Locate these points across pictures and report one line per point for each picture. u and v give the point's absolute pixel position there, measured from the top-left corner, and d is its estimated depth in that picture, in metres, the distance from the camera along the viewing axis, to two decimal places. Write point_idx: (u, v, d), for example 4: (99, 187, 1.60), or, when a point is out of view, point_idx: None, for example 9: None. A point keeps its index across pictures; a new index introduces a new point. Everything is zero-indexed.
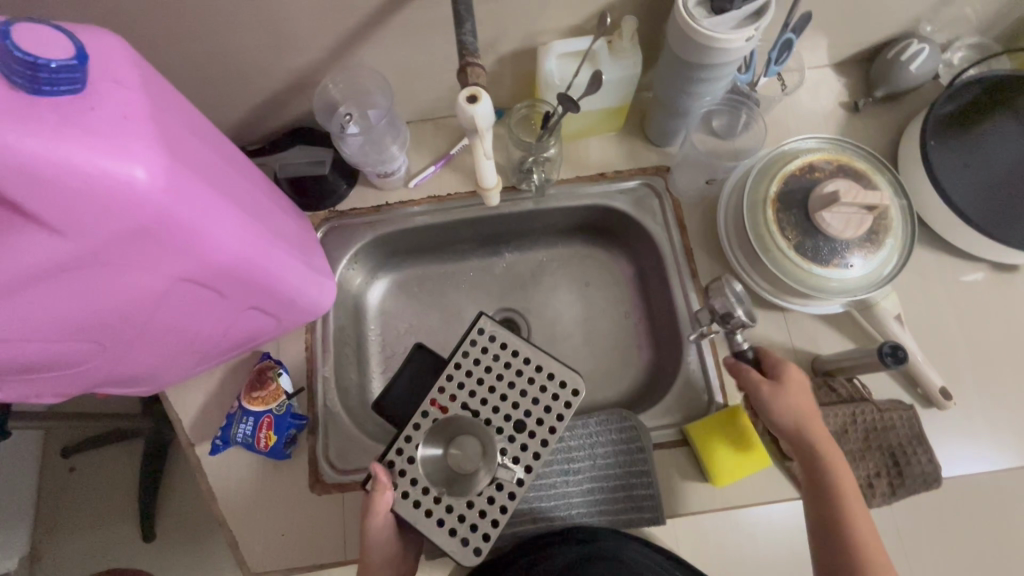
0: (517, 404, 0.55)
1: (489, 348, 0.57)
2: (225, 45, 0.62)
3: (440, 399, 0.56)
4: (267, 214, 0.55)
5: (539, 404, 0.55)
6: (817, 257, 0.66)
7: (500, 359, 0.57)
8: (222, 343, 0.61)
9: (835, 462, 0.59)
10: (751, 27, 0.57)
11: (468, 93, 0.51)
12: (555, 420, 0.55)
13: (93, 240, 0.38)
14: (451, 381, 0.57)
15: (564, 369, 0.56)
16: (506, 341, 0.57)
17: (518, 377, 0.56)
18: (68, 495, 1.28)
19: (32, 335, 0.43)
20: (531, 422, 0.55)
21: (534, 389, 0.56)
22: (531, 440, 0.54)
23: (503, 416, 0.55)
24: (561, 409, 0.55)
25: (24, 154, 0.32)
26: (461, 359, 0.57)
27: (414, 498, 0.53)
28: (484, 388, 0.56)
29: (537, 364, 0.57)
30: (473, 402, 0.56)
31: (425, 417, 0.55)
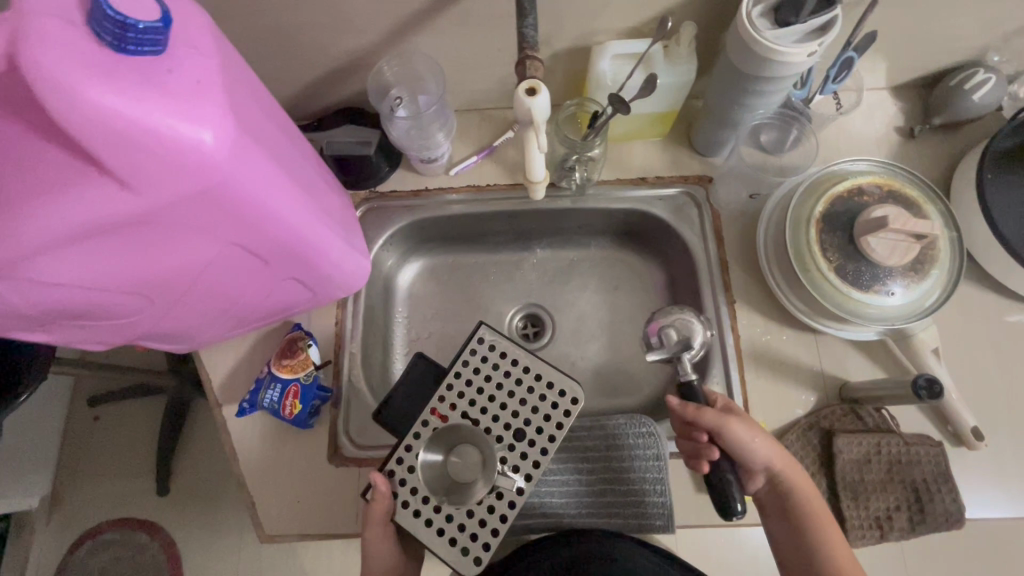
0: (517, 412, 0.56)
1: (489, 357, 0.58)
2: (289, 21, 0.63)
3: (439, 408, 0.57)
4: (317, 190, 0.57)
5: (539, 413, 0.56)
6: (857, 282, 0.64)
7: (500, 368, 0.58)
8: (257, 311, 0.63)
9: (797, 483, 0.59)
10: (815, 42, 0.56)
11: (528, 86, 0.53)
12: (555, 428, 0.56)
13: (158, 200, 0.39)
14: (451, 390, 0.58)
15: (563, 378, 0.57)
16: (505, 350, 0.59)
17: (518, 386, 0.57)
18: (92, 443, 1.33)
19: (92, 286, 0.45)
20: (531, 430, 0.56)
21: (534, 399, 0.57)
22: (531, 449, 0.55)
23: (504, 425, 0.56)
24: (562, 417, 0.56)
25: (107, 112, 0.34)
26: (462, 368, 0.58)
27: (415, 508, 0.54)
28: (484, 397, 0.57)
29: (537, 373, 0.58)
30: (474, 411, 0.57)
31: (425, 426, 0.56)
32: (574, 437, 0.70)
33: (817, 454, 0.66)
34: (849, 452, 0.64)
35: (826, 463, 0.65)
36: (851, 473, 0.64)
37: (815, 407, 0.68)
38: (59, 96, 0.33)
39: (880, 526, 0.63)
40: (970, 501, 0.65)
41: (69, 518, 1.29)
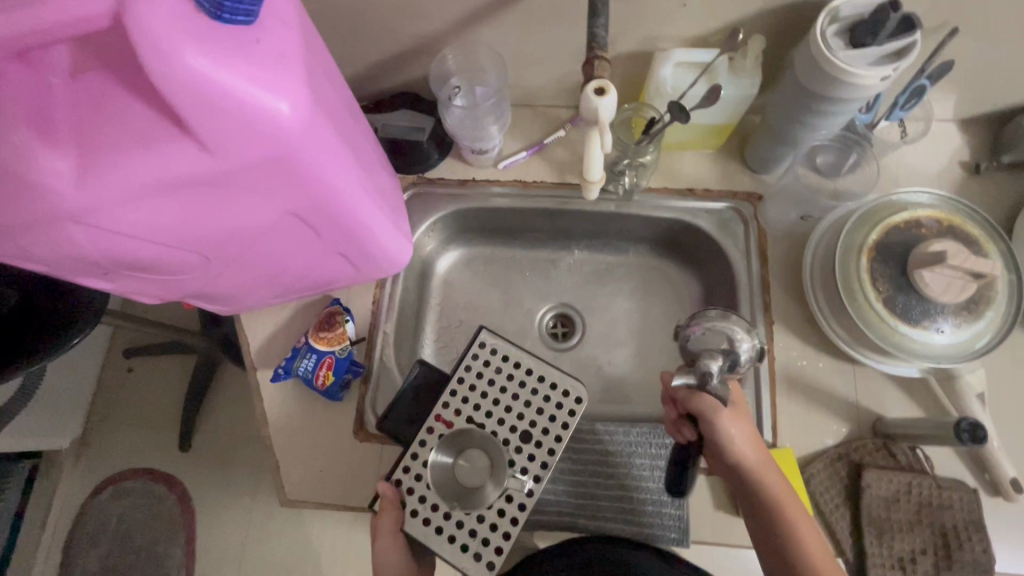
0: (522, 414, 0.58)
1: (491, 361, 0.59)
2: (360, 3, 0.65)
3: (444, 415, 0.57)
4: (373, 169, 0.58)
5: (544, 414, 0.58)
6: (906, 315, 0.63)
7: (502, 372, 0.59)
8: (302, 281, 0.65)
9: (771, 486, 0.57)
10: (889, 66, 0.55)
11: (596, 86, 0.53)
12: (560, 427, 0.57)
13: (233, 164, 0.41)
14: (455, 397, 0.58)
15: (566, 379, 0.58)
16: (506, 354, 0.59)
17: (523, 389, 0.58)
18: (123, 393, 1.39)
19: (157, 238, 0.47)
20: (537, 431, 0.57)
21: (539, 400, 0.58)
22: (538, 450, 0.56)
23: (510, 428, 0.57)
24: (567, 416, 0.57)
25: (200, 73, 0.35)
26: (464, 374, 0.59)
27: (424, 516, 0.54)
28: (489, 402, 0.58)
29: (541, 374, 0.59)
30: (479, 415, 0.58)
31: (431, 433, 0.57)
32: (597, 439, 0.69)
33: (842, 485, 0.65)
34: (877, 487, 0.63)
35: (851, 496, 0.64)
36: (877, 510, 0.63)
37: (846, 439, 0.67)
38: (157, 55, 0.34)
39: (902, 568, 0.61)
40: (1000, 553, 0.62)
41: (95, 461, 1.35)
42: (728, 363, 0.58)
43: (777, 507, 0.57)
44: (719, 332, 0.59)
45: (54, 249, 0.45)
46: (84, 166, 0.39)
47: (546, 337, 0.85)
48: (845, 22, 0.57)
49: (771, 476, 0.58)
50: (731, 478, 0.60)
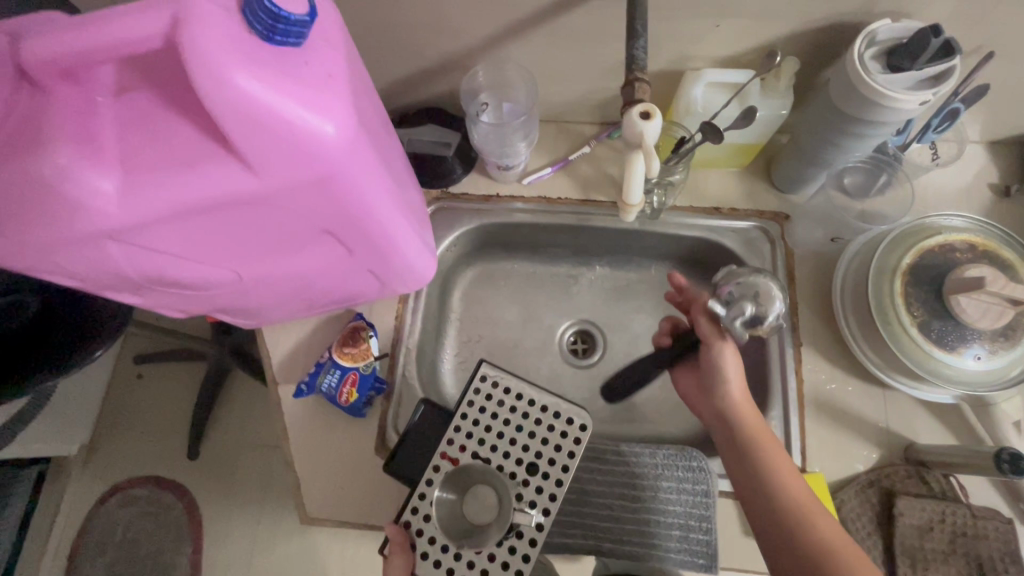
0: (527, 446, 0.54)
1: (493, 394, 0.56)
2: (394, 19, 0.65)
3: (449, 451, 0.54)
4: (404, 184, 0.57)
5: (549, 445, 0.54)
6: (941, 341, 0.62)
7: (505, 405, 0.56)
8: (327, 295, 0.64)
9: (761, 433, 0.57)
10: (928, 91, 0.55)
11: (641, 109, 0.50)
12: (568, 457, 0.53)
13: (278, 184, 0.40)
14: (458, 432, 0.55)
15: (570, 407, 0.55)
16: (508, 385, 0.56)
17: (525, 420, 0.55)
18: (133, 399, 1.39)
19: (191, 254, 0.46)
20: (544, 463, 0.53)
21: (543, 431, 0.55)
22: (545, 482, 0.52)
23: (515, 460, 0.53)
24: (573, 445, 0.54)
25: (251, 94, 0.35)
26: (468, 409, 0.56)
27: (434, 558, 0.50)
28: (493, 435, 0.55)
29: (542, 404, 0.55)
30: (484, 450, 0.54)
31: (436, 471, 0.53)
32: (623, 461, 0.68)
33: (874, 512, 0.63)
34: (911, 516, 0.62)
35: (884, 524, 0.63)
36: (911, 539, 0.61)
37: (877, 465, 0.66)
38: (210, 76, 0.34)
39: None
40: None
41: (104, 468, 1.34)
42: (753, 317, 0.57)
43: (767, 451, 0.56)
44: (750, 285, 0.58)
45: (90, 265, 0.44)
46: (129, 185, 0.38)
47: (566, 353, 0.85)
48: (883, 44, 0.57)
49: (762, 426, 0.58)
50: (721, 429, 0.60)
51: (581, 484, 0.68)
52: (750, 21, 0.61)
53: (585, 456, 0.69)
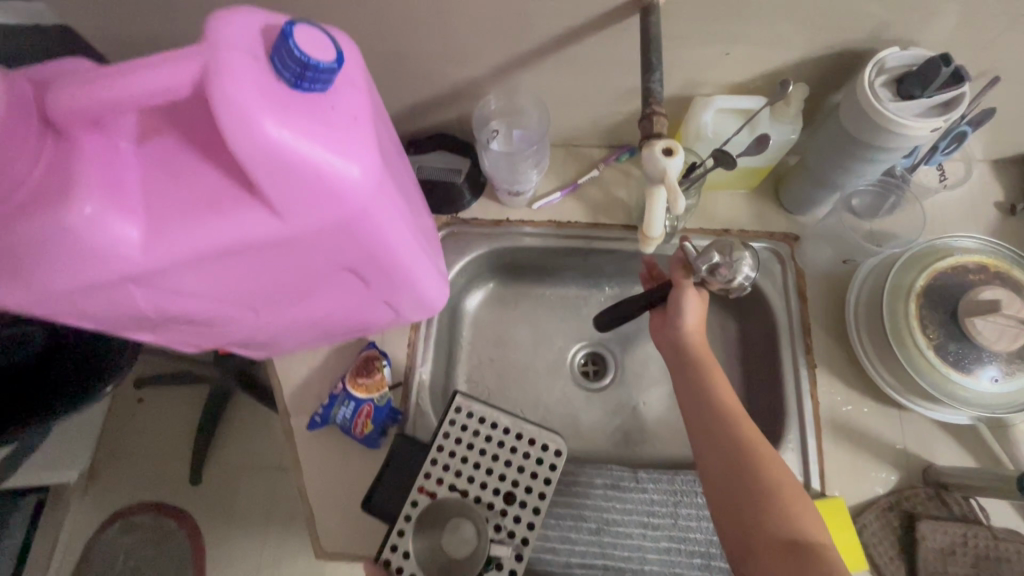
0: (504, 475, 0.59)
1: (468, 424, 0.61)
2: (406, 49, 0.66)
3: (427, 485, 0.58)
4: (421, 217, 0.57)
5: (524, 473, 0.59)
6: (959, 363, 0.62)
7: (481, 435, 0.60)
8: (342, 327, 0.64)
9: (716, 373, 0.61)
10: (939, 118, 0.56)
11: (664, 146, 0.48)
12: (543, 483, 0.58)
13: (304, 228, 0.40)
14: (435, 466, 0.59)
15: (543, 433, 0.60)
16: (483, 416, 0.61)
17: (501, 450, 0.60)
18: (134, 424, 1.37)
19: (211, 295, 0.46)
20: (520, 492, 0.58)
21: (519, 458, 0.59)
22: (522, 511, 0.57)
23: (492, 491, 0.58)
24: (549, 471, 0.59)
25: (280, 142, 0.35)
26: (443, 441, 0.60)
27: None
28: (470, 466, 0.59)
29: (517, 433, 0.60)
30: (461, 482, 0.58)
31: (414, 506, 0.56)
32: (641, 488, 0.68)
33: (896, 536, 0.63)
34: (933, 540, 0.61)
35: (906, 548, 0.63)
36: (934, 563, 0.61)
37: (896, 487, 0.65)
38: (240, 126, 0.34)
39: None
40: None
41: (105, 494, 1.32)
42: (723, 271, 0.64)
43: (717, 390, 0.60)
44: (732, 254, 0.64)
45: (111, 308, 0.44)
46: (155, 231, 0.38)
47: (578, 376, 0.84)
48: (892, 72, 0.58)
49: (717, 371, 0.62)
50: (673, 362, 0.65)
51: (602, 512, 0.67)
52: (760, 49, 0.62)
53: (604, 484, 0.68)
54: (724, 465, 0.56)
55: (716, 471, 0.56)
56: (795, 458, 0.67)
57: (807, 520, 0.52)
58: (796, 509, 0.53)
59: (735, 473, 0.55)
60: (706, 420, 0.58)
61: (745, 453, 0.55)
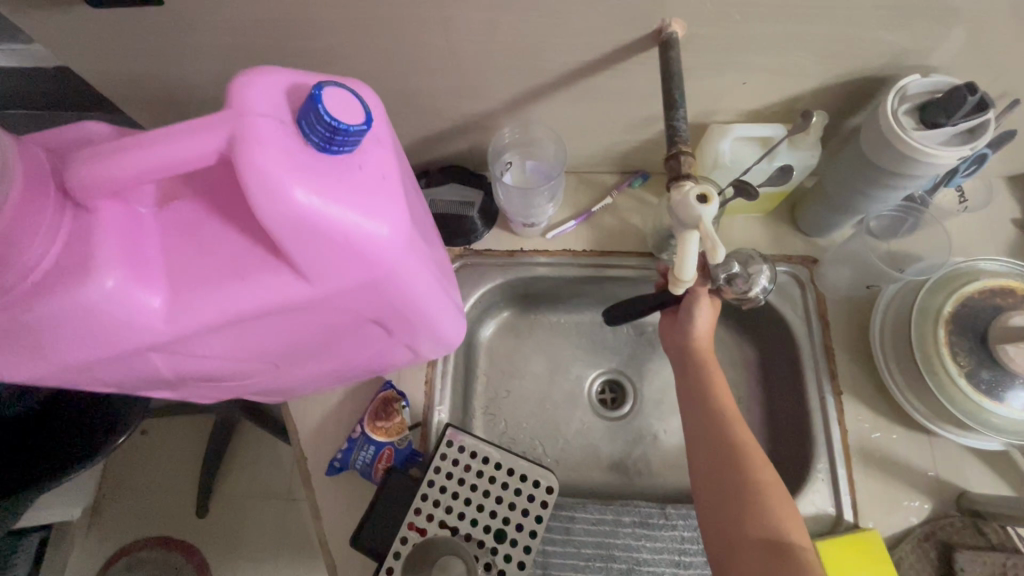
0: (494, 512, 0.62)
1: (460, 460, 0.64)
2: (419, 86, 0.65)
3: (417, 521, 0.61)
4: (443, 260, 0.56)
5: (516, 509, 0.62)
6: (992, 392, 0.61)
7: (473, 471, 0.64)
8: (361, 372, 0.62)
9: (716, 375, 0.62)
10: (966, 146, 0.55)
11: (698, 191, 0.48)
12: (534, 521, 0.62)
13: (332, 290, 0.39)
14: (426, 501, 0.62)
15: (536, 469, 0.64)
16: (475, 451, 0.64)
17: (492, 485, 0.63)
18: (138, 456, 1.34)
19: (233, 355, 0.44)
20: (511, 529, 0.62)
21: (510, 495, 0.63)
22: (513, 548, 0.61)
23: (482, 527, 0.61)
24: (539, 508, 0.62)
25: (309, 208, 0.34)
26: (435, 476, 0.63)
27: None
28: (460, 502, 0.62)
29: (508, 468, 0.64)
30: (451, 517, 0.61)
31: (404, 543, 0.60)
32: (671, 525, 0.66)
33: (934, 569, 0.61)
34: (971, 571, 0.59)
35: None
36: None
37: (930, 516, 0.64)
38: (269, 194, 0.33)
39: None
40: None
41: (110, 531, 1.29)
42: (740, 282, 0.66)
43: (715, 394, 0.61)
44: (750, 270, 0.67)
45: (129, 374, 0.42)
46: (178, 299, 0.37)
47: (596, 405, 0.83)
48: (914, 100, 0.57)
49: (719, 375, 0.63)
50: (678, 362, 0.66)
51: (633, 552, 0.65)
52: (776, 78, 0.62)
53: (633, 521, 0.67)
54: (712, 469, 0.56)
55: (705, 473, 0.57)
56: (826, 488, 0.66)
57: (790, 522, 0.52)
58: (781, 511, 0.53)
59: (723, 476, 0.55)
60: (704, 423, 0.59)
61: (736, 461, 0.56)
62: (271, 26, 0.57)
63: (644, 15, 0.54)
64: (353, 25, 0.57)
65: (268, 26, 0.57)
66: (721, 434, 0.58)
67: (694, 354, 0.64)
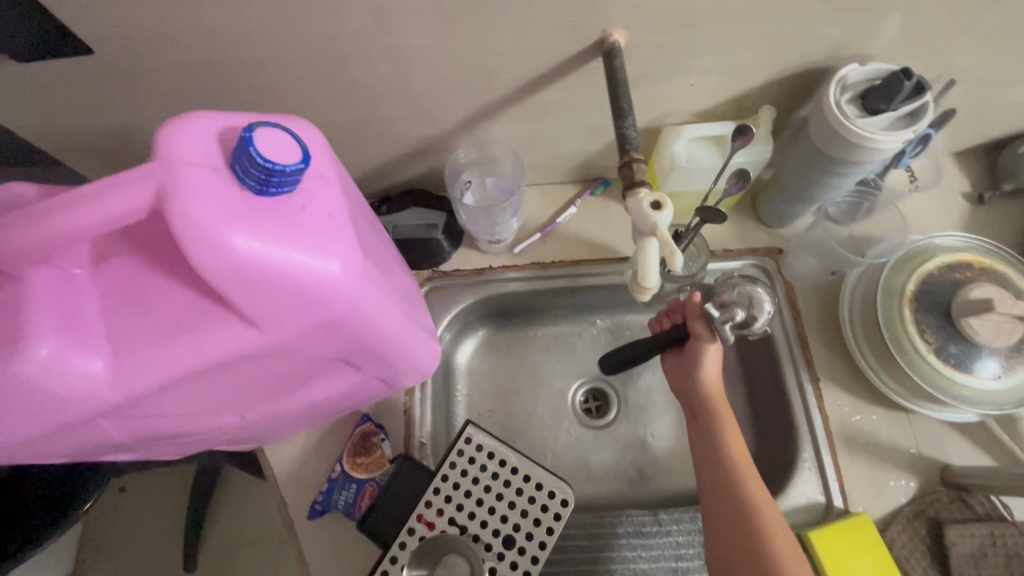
0: (506, 517, 0.57)
1: (476, 458, 0.60)
2: (369, 114, 0.65)
3: (426, 514, 0.57)
4: (407, 287, 0.54)
5: (528, 517, 0.57)
6: (962, 364, 0.62)
7: (488, 471, 0.59)
8: (335, 410, 0.60)
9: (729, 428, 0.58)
10: (908, 129, 0.56)
11: (652, 199, 0.48)
12: (546, 533, 0.56)
13: (286, 334, 0.38)
14: (438, 495, 0.58)
15: (552, 480, 0.58)
16: (493, 451, 0.60)
17: (507, 489, 0.58)
18: (114, 516, 1.28)
19: (193, 411, 0.42)
20: (521, 537, 0.56)
21: (524, 501, 0.58)
22: (520, 557, 0.55)
23: (492, 531, 0.56)
24: (552, 520, 0.57)
25: (249, 255, 0.33)
26: (449, 471, 0.59)
27: None
28: (473, 502, 0.58)
29: (526, 474, 0.59)
30: (461, 516, 0.57)
31: (411, 535, 0.56)
32: (665, 531, 0.66)
33: (926, 545, 0.62)
34: (963, 544, 0.60)
35: (938, 557, 0.61)
36: (966, 569, 0.60)
37: (917, 493, 0.65)
38: (206, 244, 0.32)
39: None
40: None
41: None
42: (746, 318, 0.59)
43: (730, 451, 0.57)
44: (745, 289, 0.60)
45: (81, 443, 0.40)
46: (122, 362, 0.35)
47: (581, 415, 0.82)
48: (855, 88, 0.59)
49: (733, 428, 0.59)
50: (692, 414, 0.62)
51: (629, 563, 0.64)
52: (722, 77, 0.62)
53: (627, 532, 0.66)
54: (728, 536, 0.53)
55: (721, 540, 0.53)
56: (813, 476, 0.66)
57: None
58: None
59: (739, 543, 0.52)
60: (721, 482, 0.55)
61: (751, 529, 0.52)
62: (209, 66, 0.56)
63: (585, 27, 0.54)
64: (295, 59, 0.56)
65: (205, 67, 0.56)
66: (739, 498, 0.54)
67: (705, 406, 0.60)
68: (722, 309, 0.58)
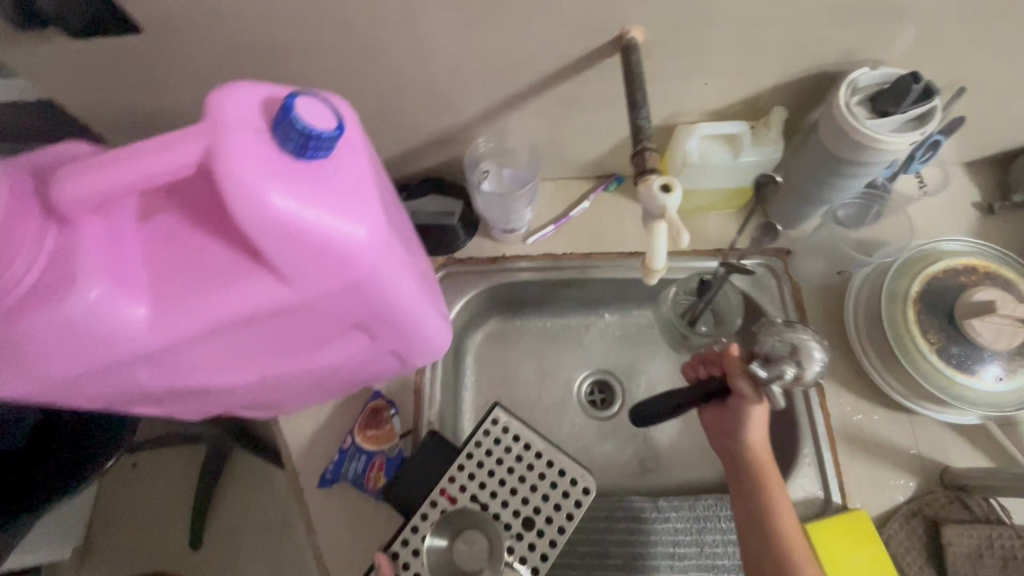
0: (527, 499, 0.58)
1: (501, 440, 0.62)
2: (394, 102, 0.68)
3: (449, 489, 0.59)
4: (424, 266, 0.57)
5: (550, 501, 0.58)
6: (963, 365, 0.64)
7: (513, 453, 0.61)
8: (349, 383, 0.62)
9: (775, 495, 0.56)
10: (915, 131, 0.58)
11: (661, 182, 0.50)
12: (565, 517, 0.57)
13: (313, 293, 0.40)
14: (462, 472, 0.60)
15: (576, 467, 0.60)
16: (517, 434, 0.62)
17: (530, 471, 0.60)
18: (125, 491, 1.31)
19: (220, 364, 0.45)
20: (540, 519, 0.57)
21: (546, 486, 0.59)
22: (539, 540, 0.57)
23: (512, 511, 0.58)
24: (572, 507, 0.58)
25: (285, 212, 0.36)
26: (475, 449, 0.61)
27: None
28: (495, 481, 0.59)
29: (548, 460, 0.60)
30: (483, 493, 0.59)
31: (433, 507, 0.58)
32: (663, 517, 0.67)
33: (923, 544, 0.63)
34: (960, 544, 0.61)
35: (934, 556, 0.62)
36: (963, 569, 0.60)
37: (916, 494, 0.65)
38: (246, 199, 0.35)
39: None
40: None
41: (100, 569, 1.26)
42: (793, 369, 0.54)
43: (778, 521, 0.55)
44: (791, 339, 0.55)
45: (117, 388, 0.43)
46: (163, 308, 0.38)
47: (585, 406, 0.84)
48: (864, 91, 0.60)
49: (779, 495, 0.57)
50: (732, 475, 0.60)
51: (627, 547, 0.66)
52: (736, 77, 0.64)
53: (626, 518, 0.67)
54: None
55: None
56: (813, 472, 0.67)
57: None
58: None
59: None
60: (767, 553, 0.54)
61: None
62: (248, 49, 0.59)
63: (605, 23, 0.57)
64: (328, 45, 0.59)
65: (244, 49, 0.59)
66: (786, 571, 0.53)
67: (749, 472, 0.58)
68: (769, 365, 0.54)
